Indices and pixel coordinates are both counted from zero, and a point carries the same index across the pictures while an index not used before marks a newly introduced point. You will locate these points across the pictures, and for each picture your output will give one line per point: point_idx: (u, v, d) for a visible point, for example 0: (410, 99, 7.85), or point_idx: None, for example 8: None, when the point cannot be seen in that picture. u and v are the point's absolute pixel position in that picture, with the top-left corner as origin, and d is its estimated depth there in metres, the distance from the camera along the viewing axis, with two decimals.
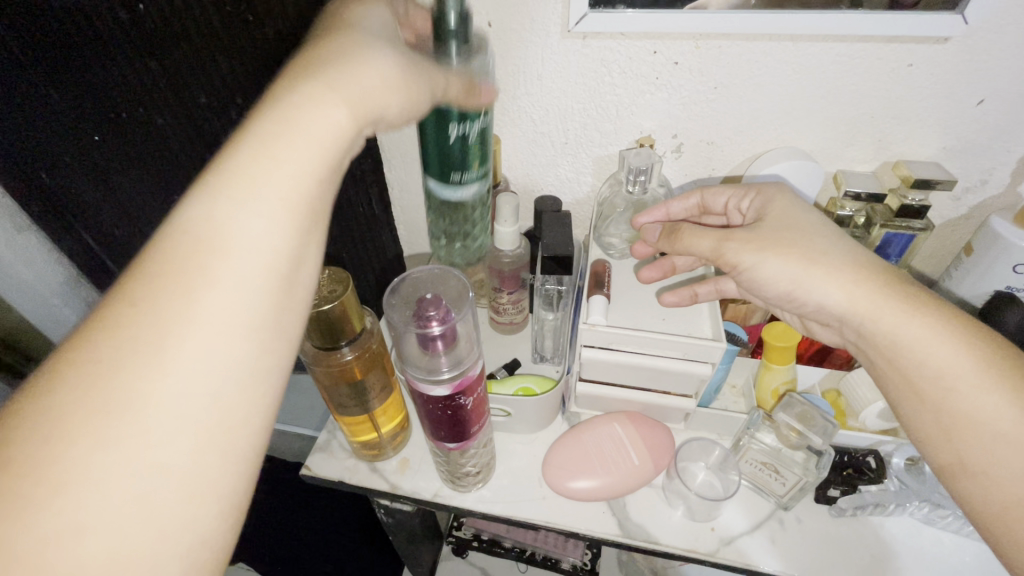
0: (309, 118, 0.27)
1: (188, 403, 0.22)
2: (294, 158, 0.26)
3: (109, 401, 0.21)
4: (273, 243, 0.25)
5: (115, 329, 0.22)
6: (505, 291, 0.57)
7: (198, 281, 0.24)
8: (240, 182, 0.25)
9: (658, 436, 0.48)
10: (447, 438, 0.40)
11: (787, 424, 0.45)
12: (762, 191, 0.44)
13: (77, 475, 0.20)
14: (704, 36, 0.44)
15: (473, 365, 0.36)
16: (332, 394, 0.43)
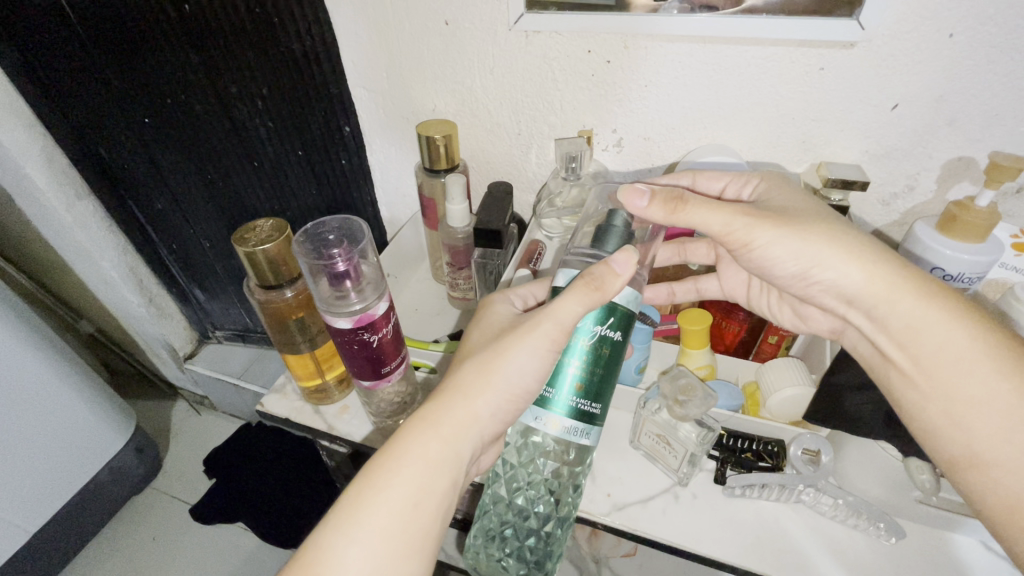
0: (460, 394, 0.38)
1: (424, 483, 0.35)
2: (487, 395, 0.38)
3: (380, 486, 0.34)
4: (481, 405, 0.38)
5: (388, 448, 0.36)
6: (459, 266, 0.63)
7: (366, 500, 0.34)
8: (458, 417, 0.37)
9: None
10: (364, 375, 0.45)
11: (669, 394, 0.45)
12: (755, 178, 0.46)
13: (362, 532, 0.33)
14: (630, 37, 0.48)
15: (376, 302, 0.41)
16: (278, 332, 0.50)
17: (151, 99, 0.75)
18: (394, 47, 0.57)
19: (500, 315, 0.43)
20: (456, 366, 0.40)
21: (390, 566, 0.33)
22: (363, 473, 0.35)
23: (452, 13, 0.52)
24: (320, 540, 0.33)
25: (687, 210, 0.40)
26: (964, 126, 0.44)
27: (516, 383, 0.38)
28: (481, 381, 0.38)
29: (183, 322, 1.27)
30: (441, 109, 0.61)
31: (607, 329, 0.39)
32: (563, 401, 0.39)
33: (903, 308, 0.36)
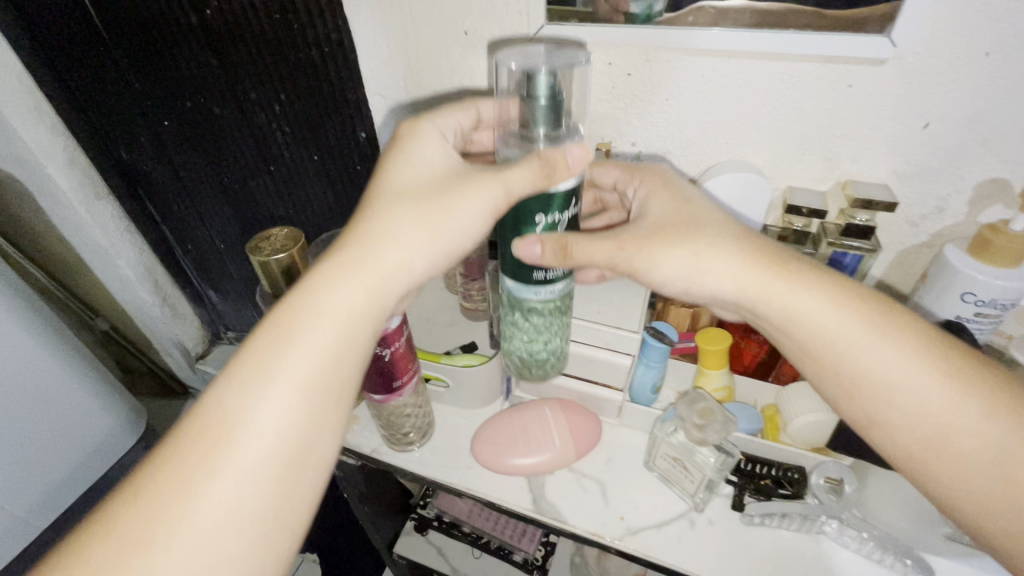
0: (388, 238, 0.36)
1: (337, 342, 0.35)
2: (421, 247, 0.37)
3: (288, 346, 0.34)
4: (408, 258, 0.37)
5: (297, 307, 0.35)
6: (471, 279, 0.62)
7: (277, 356, 0.34)
8: (385, 266, 0.36)
9: (585, 423, 0.51)
10: (376, 389, 0.45)
11: (689, 417, 0.44)
12: (642, 172, 0.47)
13: (267, 398, 0.33)
14: (652, 50, 0.47)
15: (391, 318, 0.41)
16: None
17: (170, 100, 0.77)
18: None
19: (434, 154, 0.41)
20: (385, 210, 0.37)
21: (305, 421, 0.34)
22: (268, 329, 0.35)
23: None
24: (221, 407, 0.33)
25: (576, 254, 0.38)
26: (999, 147, 0.43)
27: (456, 240, 0.38)
28: (413, 234, 0.37)
29: (196, 323, 1.26)
30: None
31: (562, 213, 0.38)
32: (544, 220, 0.37)
33: (812, 328, 0.39)
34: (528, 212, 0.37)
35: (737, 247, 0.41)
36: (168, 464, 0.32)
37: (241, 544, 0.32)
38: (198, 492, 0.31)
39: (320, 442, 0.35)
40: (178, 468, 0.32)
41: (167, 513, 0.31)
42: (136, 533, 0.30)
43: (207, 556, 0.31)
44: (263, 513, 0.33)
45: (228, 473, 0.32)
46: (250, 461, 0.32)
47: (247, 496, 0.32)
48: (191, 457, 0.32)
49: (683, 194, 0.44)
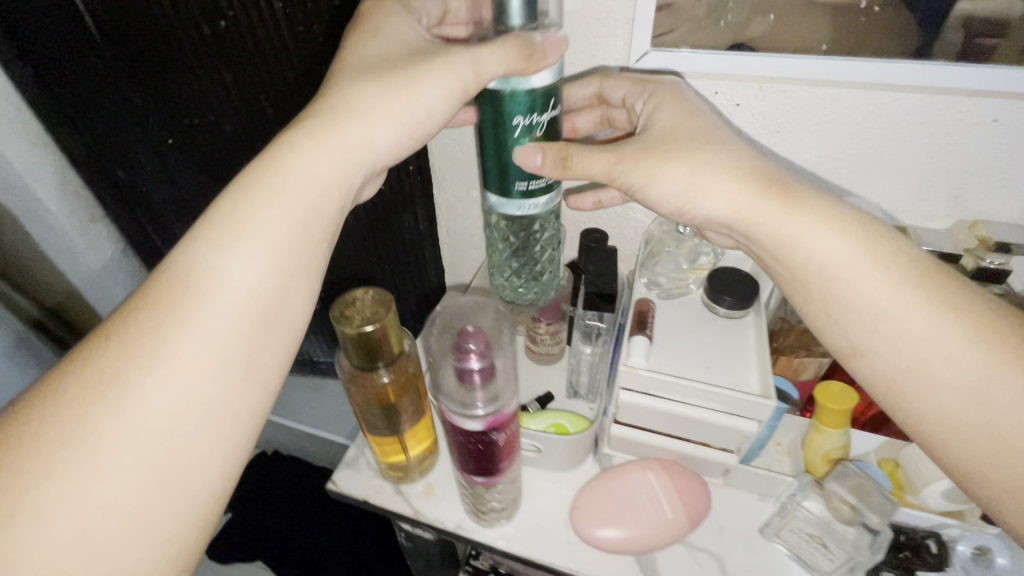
0: (355, 113, 0.36)
1: (291, 216, 0.33)
2: (383, 122, 0.36)
3: (248, 211, 0.32)
4: (370, 133, 0.36)
5: (254, 175, 0.33)
6: (543, 322, 0.55)
7: (235, 220, 0.32)
8: (348, 142, 0.35)
9: (691, 486, 0.47)
10: (475, 471, 0.39)
11: (841, 496, 0.44)
12: (653, 88, 0.43)
13: (223, 266, 0.31)
14: (769, 79, 0.42)
15: (508, 403, 0.35)
16: (363, 410, 0.43)
17: (171, 117, 0.69)
18: None
19: (402, 34, 0.41)
20: (344, 86, 0.37)
21: (266, 285, 0.32)
22: (222, 205, 0.33)
23: None
24: (183, 259, 0.32)
25: (575, 166, 0.39)
26: None
27: (421, 119, 0.37)
28: (380, 102, 0.36)
29: None
30: None
31: (544, 115, 0.38)
32: (522, 123, 0.38)
33: (815, 258, 0.37)
34: (508, 115, 0.37)
35: (739, 160, 0.39)
36: (124, 324, 0.30)
37: (209, 406, 0.30)
38: (162, 352, 0.30)
39: (284, 319, 0.33)
40: (135, 329, 0.30)
41: (115, 379, 0.29)
42: (95, 394, 0.28)
43: (169, 413, 0.29)
44: (231, 382, 0.31)
45: (183, 339, 0.30)
46: (200, 337, 0.30)
47: (218, 350, 0.31)
48: (147, 322, 0.30)
49: (695, 112, 0.41)
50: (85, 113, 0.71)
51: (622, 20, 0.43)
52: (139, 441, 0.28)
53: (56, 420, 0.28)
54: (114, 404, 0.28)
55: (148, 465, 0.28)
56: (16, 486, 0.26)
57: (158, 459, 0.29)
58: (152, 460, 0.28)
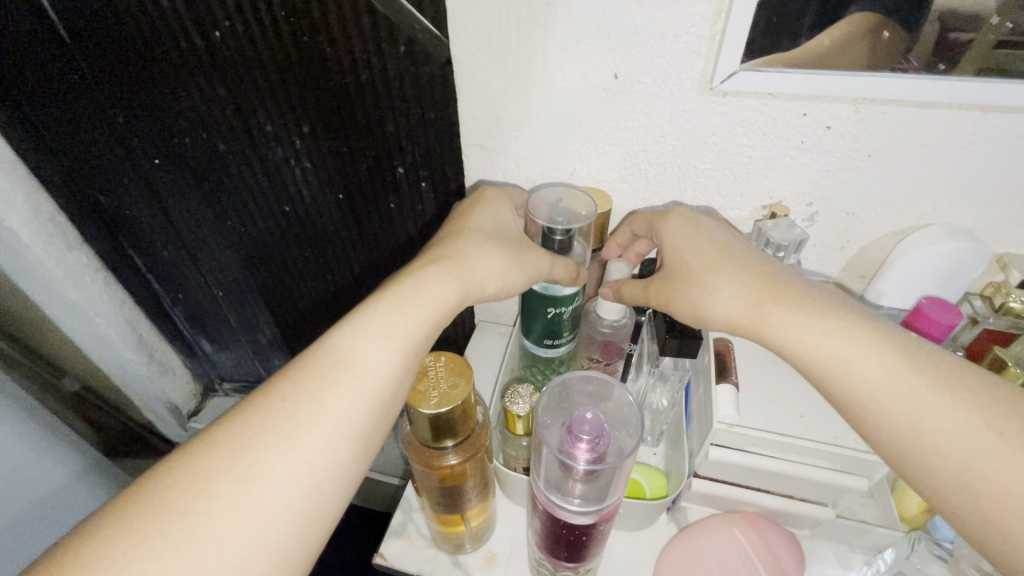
0: (473, 260, 0.41)
1: (428, 323, 0.36)
2: (496, 270, 0.41)
3: (401, 309, 0.35)
4: (487, 279, 0.41)
5: (403, 285, 0.37)
6: (601, 361, 0.50)
7: (385, 316, 0.35)
8: (472, 280, 0.40)
9: (782, 542, 0.43)
10: (560, 557, 0.35)
11: (971, 561, 0.40)
12: (665, 219, 0.44)
13: (374, 354, 0.33)
14: (867, 100, 0.39)
15: (613, 502, 0.31)
16: (423, 482, 0.39)
17: (158, 135, 0.61)
18: (535, 101, 0.47)
19: (505, 218, 0.45)
20: (473, 245, 0.42)
21: (405, 382, 0.34)
22: (380, 301, 0.36)
23: (627, 65, 0.42)
24: (339, 341, 0.33)
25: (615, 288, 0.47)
26: None
27: (512, 285, 0.42)
28: (497, 260, 0.41)
29: (187, 375, 1.07)
30: (583, 173, 0.51)
31: (572, 305, 0.46)
32: (554, 313, 0.46)
33: (814, 356, 0.36)
34: (541, 305, 0.45)
35: (750, 269, 0.40)
36: (286, 382, 0.32)
37: (341, 467, 0.31)
38: (314, 409, 0.31)
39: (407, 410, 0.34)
40: (296, 387, 0.31)
41: (263, 438, 0.29)
42: (259, 439, 0.29)
43: (312, 469, 0.30)
44: (363, 448, 0.32)
45: (330, 412, 0.31)
46: (343, 411, 0.31)
47: (358, 421, 0.32)
48: (306, 382, 0.32)
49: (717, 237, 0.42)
50: (63, 132, 0.63)
51: (707, 37, 0.38)
52: (288, 491, 0.29)
53: (222, 458, 0.29)
54: (269, 453, 0.29)
55: (288, 518, 0.28)
56: (180, 514, 0.27)
57: (298, 513, 0.29)
58: (293, 513, 0.29)
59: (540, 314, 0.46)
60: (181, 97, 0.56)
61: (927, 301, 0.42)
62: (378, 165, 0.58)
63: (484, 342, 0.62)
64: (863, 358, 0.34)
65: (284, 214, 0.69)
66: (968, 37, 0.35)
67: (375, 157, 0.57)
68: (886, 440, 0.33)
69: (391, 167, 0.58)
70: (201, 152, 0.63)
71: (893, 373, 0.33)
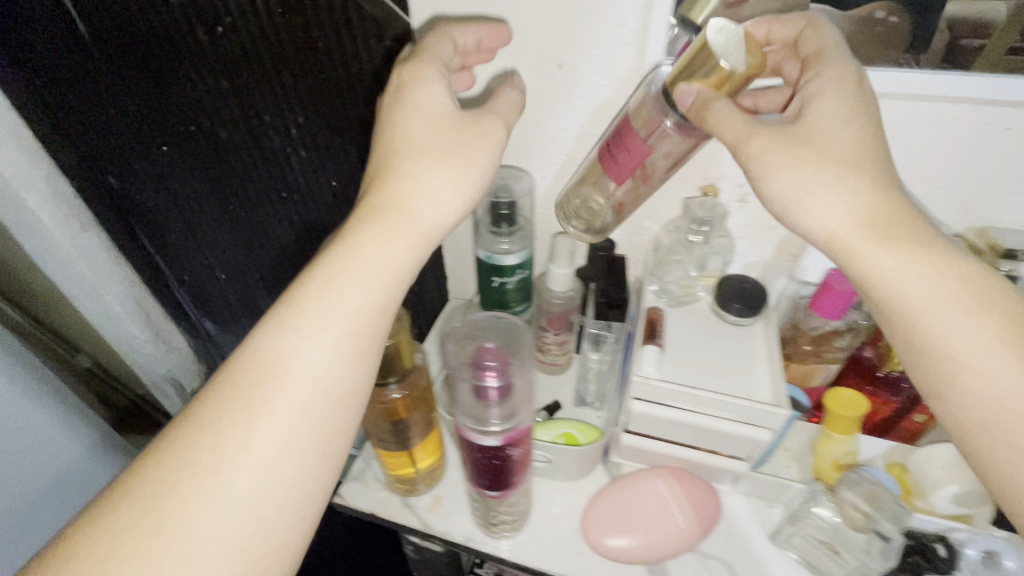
0: (407, 179, 0.38)
1: (357, 293, 0.35)
2: (436, 183, 0.38)
3: (324, 282, 0.34)
4: (428, 213, 0.38)
5: (325, 254, 0.35)
6: (550, 331, 0.55)
7: (317, 298, 0.34)
8: (419, 220, 0.38)
9: (703, 495, 0.47)
10: (487, 486, 0.40)
11: (852, 503, 0.41)
12: (817, 63, 0.37)
13: (296, 355, 0.33)
14: (781, 88, 0.43)
15: (524, 421, 0.36)
16: (371, 423, 0.43)
17: (169, 121, 0.63)
18: (489, 87, 0.51)
19: (437, 98, 0.40)
20: (414, 163, 0.38)
21: (346, 361, 0.34)
22: (299, 283, 0.35)
23: (569, 55, 0.46)
24: (264, 338, 0.34)
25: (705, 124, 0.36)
26: None
27: (465, 189, 0.40)
28: (442, 187, 0.38)
29: (188, 355, 1.07)
30: (536, 154, 0.55)
31: (516, 276, 0.49)
32: (500, 281, 0.50)
33: (892, 274, 0.34)
34: (487, 273, 0.50)
35: (848, 150, 0.35)
36: (206, 407, 0.32)
37: (290, 478, 0.32)
38: (238, 435, 0.32)
39: (350, 397, 0.35)
40: (217, 409, 0.32)
41: (198, 464, 0.31)
42: (180, 479, 0.30)
43: (255, 488, 0.31)
44: (319, 451, 0.34)
45: (265, 422, 0.32)
46: (273, 420, 0.32)
47: (295, 425, 0.33)
48: (227, 404, 0.32)
49: (862, 102, 0.36)
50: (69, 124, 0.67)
51: (635, 29, 0.43)
52: (230, 523, 0.30)
53: (158, 488, 0.30)
54: (201, 476, 0.31)
55: (243, 547, 0.31)
56: (122, 555, 0.28)
57: (243, 536, 0.31)
58: (236, 536, 0.30)
59: (488, 281, 0.50)
60: (181, 83, 0.59)
61: (833, 272, 0.44)
62: None
63: (450, 316, 0.66)
64: (942, 282, 0.33)
65: (280, 194, 0.73)
66: (923, 36, 0.37)
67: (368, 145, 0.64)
68: (946, 362, 0.33)
69: None
70: (199, 138, 0.65)
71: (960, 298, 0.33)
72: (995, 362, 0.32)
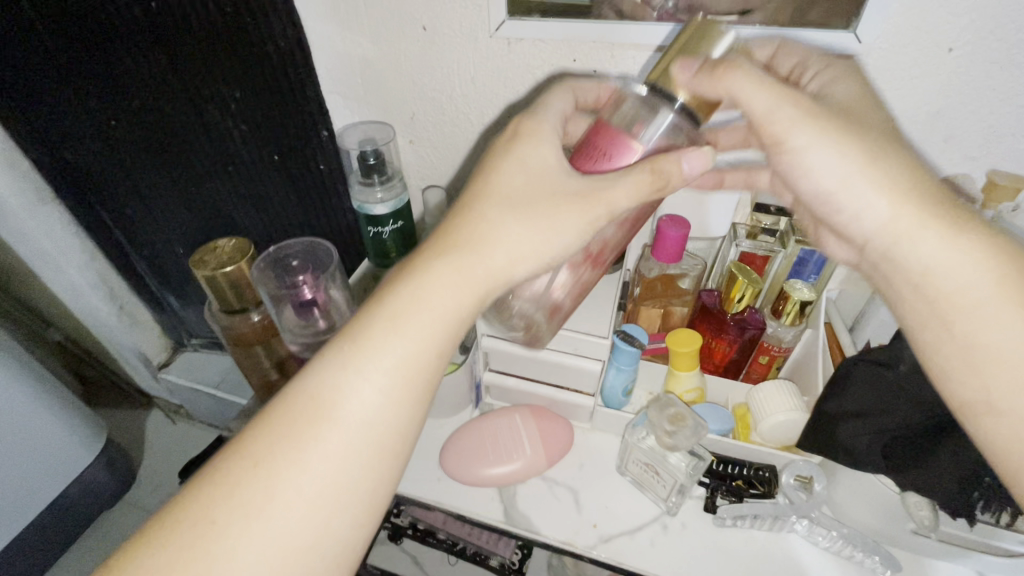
0: (484, 230, 0.33)
1: (402, 357, 0.31)
2: (519, 235, 0.33)
3: (390, 327, 0.31)
4: (502, 261, 0.33)
5: (391, 297, 0.31)
6: None
7: (369, 345, 0.30)
8: (493, 275, 0.33)
9: (555, 428, 0.50)
10: None
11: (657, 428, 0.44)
12: (832, 63, 0.39)
13: (307, 425, 0.29)
14: (617, 46, 0.46)
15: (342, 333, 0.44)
16: (240, 354, 0.48)
17: (112, 93, 0.66)
18: (369, 51, 0.55)
19: (543, 154, 0.35)
20: (503, 209, 0.33)
21: (389, 410, 0.30)
22: (381, 334, 0.31)
23: (430, 18, 0.50)
24: (323, 378, 0.30)
25: (726, 78, 0.33)
26: (963, 141, 0.43)
27: (549, 249, 0.33)
28: (523, 239, 0.33)
29: (157, 329, 1.11)
30: (420, 116, 0.59)
31: (388, 226, 0.53)
32: (375, 231, 0.54)
33: (925, 261, 0.32)
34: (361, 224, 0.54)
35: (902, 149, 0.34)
36: (259, 440, 0.29)
37: (324, 543, 0.29)
38: (292, 476, 0.28)
39: (374, 470, 0.30)
40: (269, 449, 0.29)
41: (214, 524, 0.27)
42: (176, 539, 0.27)
43: (278, 562, 0.27)
44: (357, 515, 0.30)
45: (303, 481, 0.28)
46: (308, 478, 0.29)
47: (343, 473, 0.29)
48: (281, 436, 0.29)
49: (873, 96, 0.38)
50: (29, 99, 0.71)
51: None
52: None
53: (163, 548, 0.27)
54: (234, 533, 0.27)
55: None
56: None
57: None
58: None
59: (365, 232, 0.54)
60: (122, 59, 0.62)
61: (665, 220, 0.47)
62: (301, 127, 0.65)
63: None
64: (965, 271, 0.31)
65: (227, 171, 0.74)
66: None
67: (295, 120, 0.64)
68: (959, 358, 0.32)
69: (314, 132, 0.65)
70: (145, 113, 0.68)
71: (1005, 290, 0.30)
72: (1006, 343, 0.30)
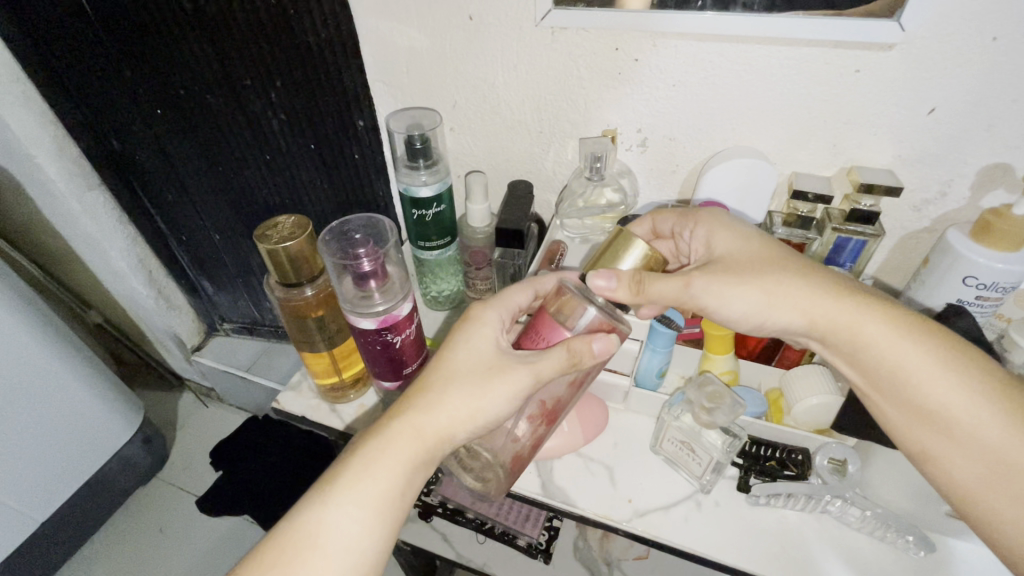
0: (436, 398, 0.40)
1: (370, 495, 0.37)
2: (464, 403, 0.39)
3: (357, 477, 0.37)
4: (447, 421, 0.39)
5: (359, 452, 0.38)
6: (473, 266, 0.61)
7: (343, 486, 0.37)
8: (441, 434, 0.39)
9: (591, 407, 0.52)
10: (383, 373, 0.49)
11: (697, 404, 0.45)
12: (696, 217, 0.46)
13: (292, 551, 0.35)
14: (660, 35, 0.47)
15: (399, 306, 0.44)
16: (292, 326, 0.50)
17: (164, 89, 0.67)
18: (415, 40, 0.57)
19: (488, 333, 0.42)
20: (451, 378, 0.40)
21: (362, 541, 0.36)
22: (351, 482, 0.37)
23: (476, 7, 0.51)
24: (307, 516, 0.37)
25: (647, 290, 0.41)
26: (1002, 131, 0.44)
27: (490, 414, 0.40)
28: (467, 403, 0.39)
29: (192, 314, 1.13)
30: (461, 104, 0.60)
31: (432, 208, 0.55)
32: (419, 213, 0.55)
33: (887, 358, 0.38)
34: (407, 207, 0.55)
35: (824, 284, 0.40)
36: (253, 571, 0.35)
37: None
38: None
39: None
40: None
41: None
42: None
43: None
44: None
45: None
46: None
47: None
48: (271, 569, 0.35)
49: (749, 234, 0.44)
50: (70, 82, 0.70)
51: None
52: None
53: None
54: None
55: None
56: None
57: None
58: None
59: (410, 214, 0.56)
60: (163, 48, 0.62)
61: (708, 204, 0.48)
62: (338, 114, 0.66)
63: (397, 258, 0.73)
64: (904, 356, 0.37)
65: (268, 159, 0.74)
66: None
67: (335, 107, 0.65)
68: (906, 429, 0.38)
69: (353, 121, 0.67)
70: (186, 101, 0.67)
71: (936, 376, 0.36)
72: (961, 410, 0.35)
